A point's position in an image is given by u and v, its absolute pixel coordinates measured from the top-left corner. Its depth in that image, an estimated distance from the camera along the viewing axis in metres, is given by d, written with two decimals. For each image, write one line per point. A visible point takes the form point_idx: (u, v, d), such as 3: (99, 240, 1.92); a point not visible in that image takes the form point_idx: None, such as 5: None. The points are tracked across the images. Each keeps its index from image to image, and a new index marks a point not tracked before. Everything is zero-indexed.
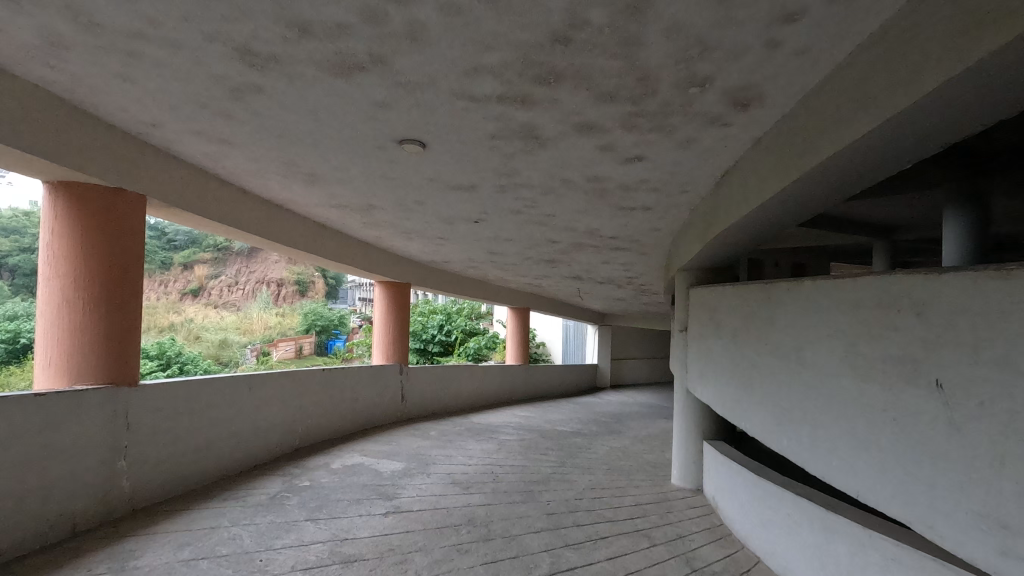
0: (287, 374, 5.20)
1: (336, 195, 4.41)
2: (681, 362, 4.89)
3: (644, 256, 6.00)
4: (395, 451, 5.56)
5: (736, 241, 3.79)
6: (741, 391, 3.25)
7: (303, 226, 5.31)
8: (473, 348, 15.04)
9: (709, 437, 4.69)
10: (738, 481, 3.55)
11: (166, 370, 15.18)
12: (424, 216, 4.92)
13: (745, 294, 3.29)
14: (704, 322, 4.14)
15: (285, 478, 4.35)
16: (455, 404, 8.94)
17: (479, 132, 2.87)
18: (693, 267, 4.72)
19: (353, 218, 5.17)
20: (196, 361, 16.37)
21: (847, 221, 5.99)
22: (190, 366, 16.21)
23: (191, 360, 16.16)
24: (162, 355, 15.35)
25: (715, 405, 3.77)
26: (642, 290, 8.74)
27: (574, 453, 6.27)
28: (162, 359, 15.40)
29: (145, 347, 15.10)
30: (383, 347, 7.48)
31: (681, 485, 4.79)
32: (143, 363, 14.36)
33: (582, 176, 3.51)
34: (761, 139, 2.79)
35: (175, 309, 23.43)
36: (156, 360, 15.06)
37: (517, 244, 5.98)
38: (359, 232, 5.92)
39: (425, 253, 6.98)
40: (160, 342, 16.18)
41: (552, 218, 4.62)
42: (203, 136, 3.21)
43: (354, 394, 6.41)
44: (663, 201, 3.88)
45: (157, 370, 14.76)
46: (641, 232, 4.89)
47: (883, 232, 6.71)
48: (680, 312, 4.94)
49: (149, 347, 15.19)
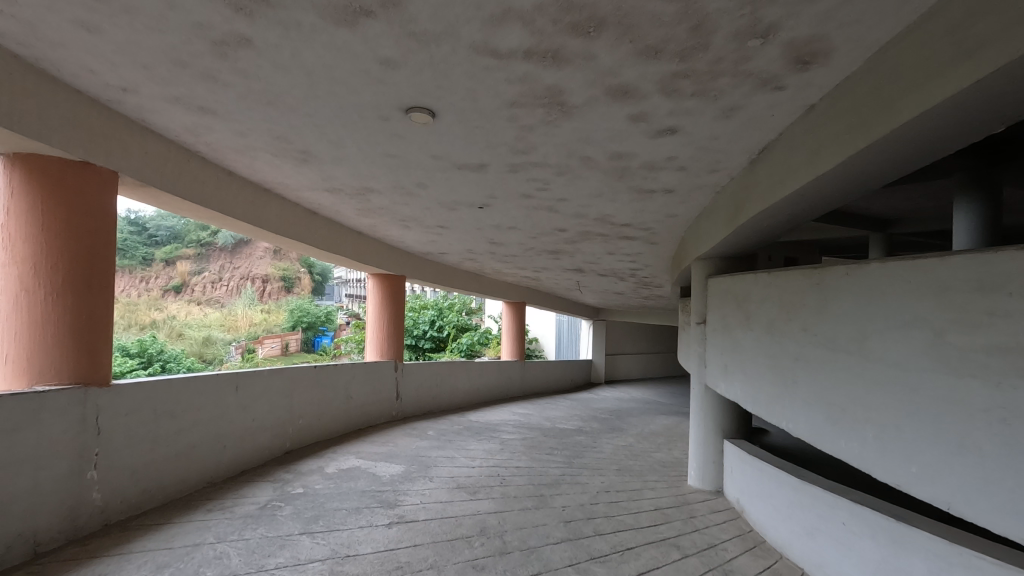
0: (276, 372, 4.83)
1: (330, 177, 4.06)
2: (697, 356, 4.62)
3: (653, 247, 5.73)
4: (393, 453, 5.24)
5: (766, 226, 3.52)
6: (780, 387, 2.98)
7: (292, 213, 4.95)
8: (466, 344, 14.72)
9: (729, 436, 4.43)
10: (771, 485, 3.29)
11: (148, 369, 14.71)
12: (424, 202, 4.59)
13: (783, 282, 3.00)
14: (728, 314, 3.86)
15: (276, 485, 4.01)
16: (451, 402, 8.62)
17: (497, 97, 2.54)
18: (711, 256, 4.44)
19: (347, 204, 4.82)
20: (179, 359, 15.89)
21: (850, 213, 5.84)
22: (172, 364, 15.73)
23: (173, 359, 15.65)
24: (143, 355, 14.83)
25: (744, 402, 3.49)
26: (643, 283, 8.49)
27: (580, 452, 5.99)
28: (144, 357, 14.92)
29: (126, 345, 14.59)
30: (377, 343, 7.14)
31: (697, 486, 4.54)
32: (124, 362, 13.89)
33: (604, 153, 3.20)
34: (813, 107, 2.50)
35: (157, 306, 22.83)
36: (137, 359, 14.54)
37: (521, 234, 5.67)
38: (352, 220, 5.57)
39: (422, 244, 6.65)
40: (142, 340, 15.65)
41: (563, 203, 4.31)
42: (182, 104, 2.84)
43: (347, 392, 6.06)
44: (688, 182, 3.59)
45: (138, 369, 14.25)
46: (655, 220, 4.60)
47: (882, 225, 6.60)
48: (697, 304, 4.66)
49: (130, 346, 14.71)
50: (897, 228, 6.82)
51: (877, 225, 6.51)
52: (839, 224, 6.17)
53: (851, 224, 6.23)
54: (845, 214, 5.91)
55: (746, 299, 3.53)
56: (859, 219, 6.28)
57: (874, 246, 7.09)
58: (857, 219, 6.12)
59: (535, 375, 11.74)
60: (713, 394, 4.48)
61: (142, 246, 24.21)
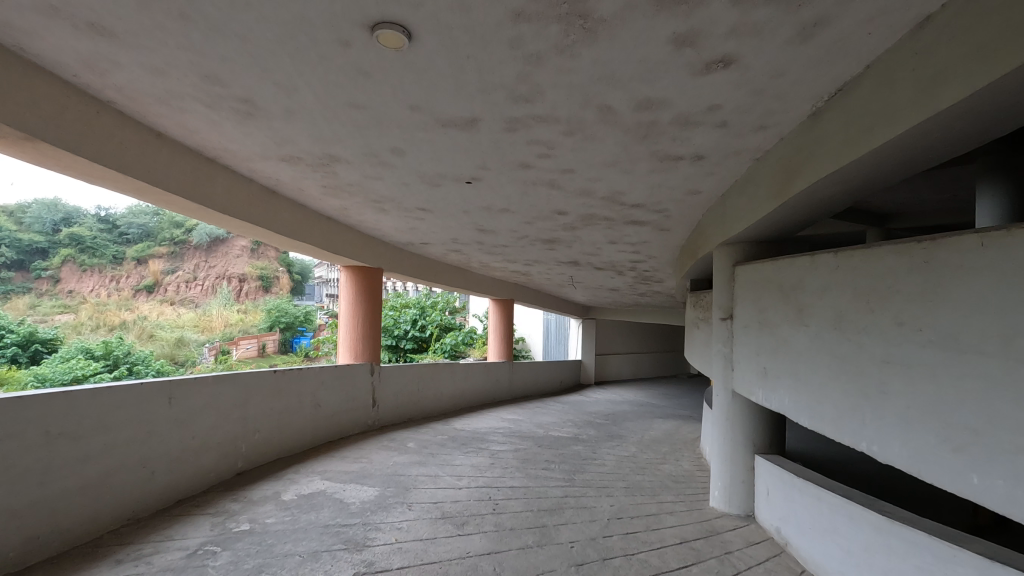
0: (224, 378, 4.06)
1: (285, 141, 3.31)
2: (722, 357, 3.95)
3: (662, 234, 5.08)
4: (367, 472, 4.49)
5: (823, 199, 2.86)
6: (860, 398, 2.31)
7: (246, 190, 4.20)
8: (450, 344, 13.97)
9: (761, 452, 3.77)
10: (837, 520, 2.63)
11: (114, 372, 13.75)
12: (402, 176, 3.86)
13: (863, 263, 2.33)
14: (770, 307, 3.19)
15: (216, 521, 3.23)
16: (435, 407, 7.88)
17: (496, 2, 1.83)
18: (740, 240, 3.78)
19: (310, 178, 4.07)
20: (147, 361, 14.94)
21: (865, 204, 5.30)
22: (140, 366, 14.76)
23: (142, 362, 14.64)
24: (109, 355, 13.79)
25: (797, 415, 2.83)
26: (642, 277, 7.86)
27: (581, 466, 5.30)
28: (109, 359, 13.96)
29: (89, 346, 13.62)
30: (350, 345, 6.37)
31: (723, 510, 3.87)
32: (88, 364, 12.96)
33: (629, 100, 2.50)
34: (928, 21, 1.83)
35: (127, 306, 21.68)
36: (102, 362, 13.50)
37: (515, 219, 4.98)
38: (318, 202, 4.81)
39: (401, 232, 5.92)
40: (107, 342, 14.64)
41: (567, 176, 3.63)
42: (64, 19, 2.08)
43: (315, 400, 5.30)
44: (725, 145, 2.92)
45: (103, 373, 13.22)
46: (672, 197, 3.94)
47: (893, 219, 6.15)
48: (723, 297, 3.99)
49: (93, 347, 13.77)
50: (895, 224, 6.36)
51: (882, 220, 6.07)
52: (849, 216, 5.64)
53: (861, 215, 5.71)
54: (858, 203, 5.37)
55: (798, 288, 2.87)
56: (867, 211, 5.76)
57: (873, 241, 6.68)
58: (867, 211, 5.59)
59: (524, 377, 11.06)
60: (742, 402, 3.81)
61: (113, 243, 22.86)
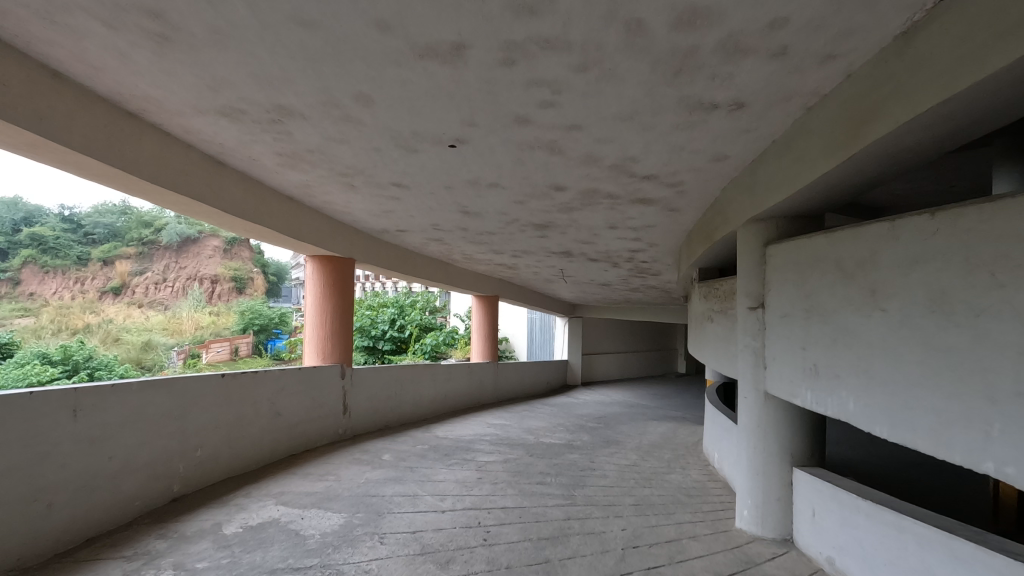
0: (152, 384, 3.34)
1: (220, 85, 2.62)
2: (750, 353, 3.36)
3: (670, 215, 4.50)
4: (332, 493, 3.79)
5: (897, 153, 2.29)
6: (982, 402, 1.73)
7: (182, 156, 3.47)
8: (430, 345, 13.23)
9: (799, 464, 3.20)
10: (932, 560, 2.06)
11: (73, 377, 12.63)
12: (372, 137, 3.20)
13: (984, 225, 1.74)
14: (824, 290, 2.61)
15: (130, 570, 2.51)
16: (414, 412, 7.19)
17: None
18: (773, 214, 3.21)
19: (261, 142, 3.38)
20: (110, 366, 13.83)
21: (878, 196, 4.85)
22: (102, 372, 13.66)
23: (105, 366, 13.53)
24: (68, 360, 12.62)
25: (873, 425, 2.23)
26: (638, 270, 7.30)
27: (580, 479, 4.67)
28: (68, 364, 12.85)
29: (45, 351, 12.48)
30: (317, 345, 5.64)
31: (755, 533, 3.29)
32: (44, 367, 11.86)
33: (667, 11, 1.87)
34: None
35: (91, 308, 20.40)
36: (60, 366, 12.34)
37: (504, 197, 4.34)
38: (275, 176, 4.11)
39: (374, 216, 5.23)
40: (66, 345, 13.52)
41: (572, 136, 3.01)
42: None
43: (273, 408, 4.58)
44: (776, 83, 2.32)
45: (61, 378, 12.11)
46: (692, 165, 3.35)
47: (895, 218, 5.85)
48: (752, 281, 3.41)
49: (51, 352, 12.65)
50: None
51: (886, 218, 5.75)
52: (857, 210, 5.20)
53: (873, 207, 5.24)
54: (870, 195, 4.92)
55: (869, 263, 2.29)
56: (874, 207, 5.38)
57: None
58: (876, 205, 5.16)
59: (509, 379, 10.42)
60: (778, 405, 3.23)
61: (77, 243, 21.46)
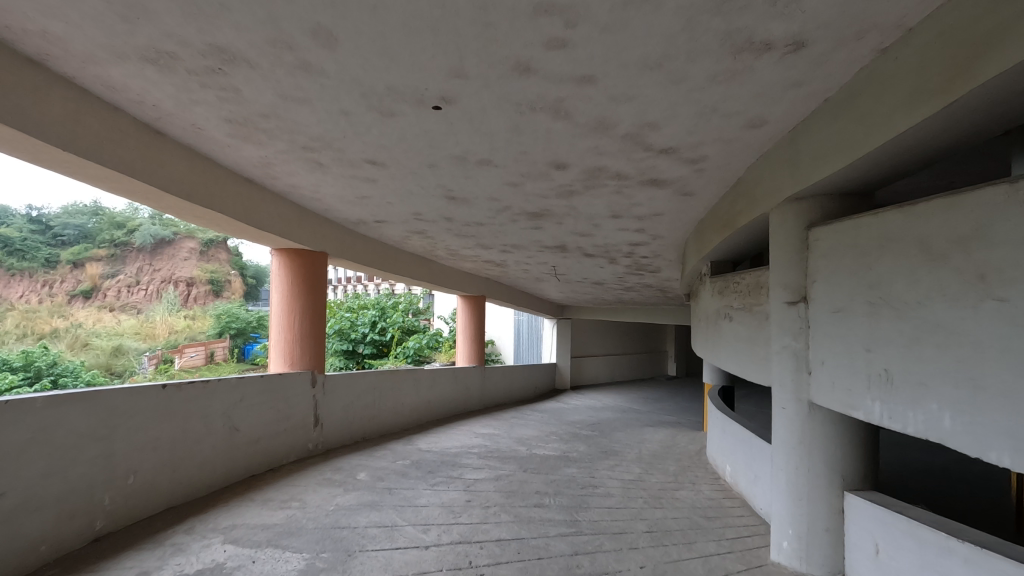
0: (65, 400, 2.72)
1: (134, 15, 2.02)
2: (789, 356, 2.85)
3: (683, 200, 3.99)
4: (294, 527, 3.19)
5: (1006, 100, 1.79)
6: None
7: (105, 121, 2.86)
8: (413, 348, 12.61)
9: (852, 489, 2.69)
10: None
11: (34, 385, 11.67)
12: (338, 95, 2.62)
13: None
14: (901, 277, 2.11)
15: None
16: (394, 422, 6.59)
17: None
18: (818, 192, 2.71)
19: (204, 103, 2.78)
20: (76, 373, 12.94)
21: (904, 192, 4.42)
22: (67, 379, 12.75)
23: (70, 373, 12.62)
24: (29, 367, 11.63)
25: (984, 451, 1.72)
26: (636, 267, 6.81)
27: (582, 499, 4.13)
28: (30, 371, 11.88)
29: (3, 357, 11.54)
30: (284, 351, 5.01)
31: (799, 571, 2.78)
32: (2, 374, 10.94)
33: None
34: None
35: (60, 312, 19.21)
36: (20, 374, 11.39)
37: (496, 179, 3.78)
38: (228, 151, 3.51)
39: (347, 203, 4.64)
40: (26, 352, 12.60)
41: (583, 94, 2.47)
42: None
43: (230, 422, 3.97)
44: (853, 11, 1.81)
45: (21, 386, 11.20)
46: (721, 134, 2.84)
47: None
48: (790, 271, 2.91)
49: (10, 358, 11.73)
50: None
51: None
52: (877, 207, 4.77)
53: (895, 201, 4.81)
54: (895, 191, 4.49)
55: (975, 239, 1.78)
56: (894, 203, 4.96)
57: None
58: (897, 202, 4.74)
59: (496, 384, 9.86)
60: (825, 419, 2.72)
61: (44, 245, 20.34)
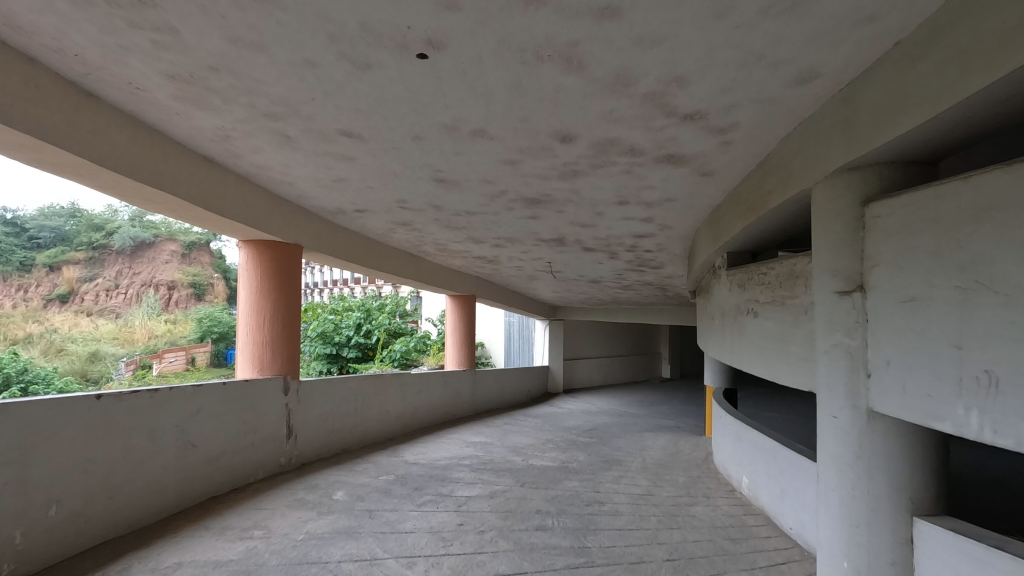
0: None
1: None
2: (844, 355, 2.41)
3: (701, 180, 3.55)
4: (253, 563, 2.67)
5: None
6: None
7: (17, 75, 2.34)
8: (400, 352, 12.09)
9: (922, 514, 2.24)
10: None
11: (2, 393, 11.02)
12: (301, 38, 2.13)
13: None
14: (1012, 255, 1.66)
15: None
16: (378, 431, 6.07)
17: None
18: (878, 160, 2.27)
19: (137, 51, 2.28)
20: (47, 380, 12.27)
21: None
22: (37, 387, 12.07)
23: (41, 380, 11.96)
24: None
25: None
26: (638, 262, 6.37)
27: (588, 518, 3.66)
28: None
29: None
30: (252, 354, 4.48)
31: None
32: None
33: None
34: None
35: (33, 316, 18.40)
36: None
37: (491, 155, 3.30)
38: (180, 121, 3.00)
39: (323, 188, 4.14)
40: None
41: (603, 33, 2.01)
42: None
43: (184, 437, 3.44)
44: None
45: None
46: (760, 92, 2.39)
47: None
48: (842, 255, 2.45)
49: None
50: None
51: None
52: None
53: None
54: None
55: None
56: None
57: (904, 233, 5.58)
58: None
59: (487, 388, 9.38)
60: (890, 430, 2.28)
61: (18, 247, 19.54)
